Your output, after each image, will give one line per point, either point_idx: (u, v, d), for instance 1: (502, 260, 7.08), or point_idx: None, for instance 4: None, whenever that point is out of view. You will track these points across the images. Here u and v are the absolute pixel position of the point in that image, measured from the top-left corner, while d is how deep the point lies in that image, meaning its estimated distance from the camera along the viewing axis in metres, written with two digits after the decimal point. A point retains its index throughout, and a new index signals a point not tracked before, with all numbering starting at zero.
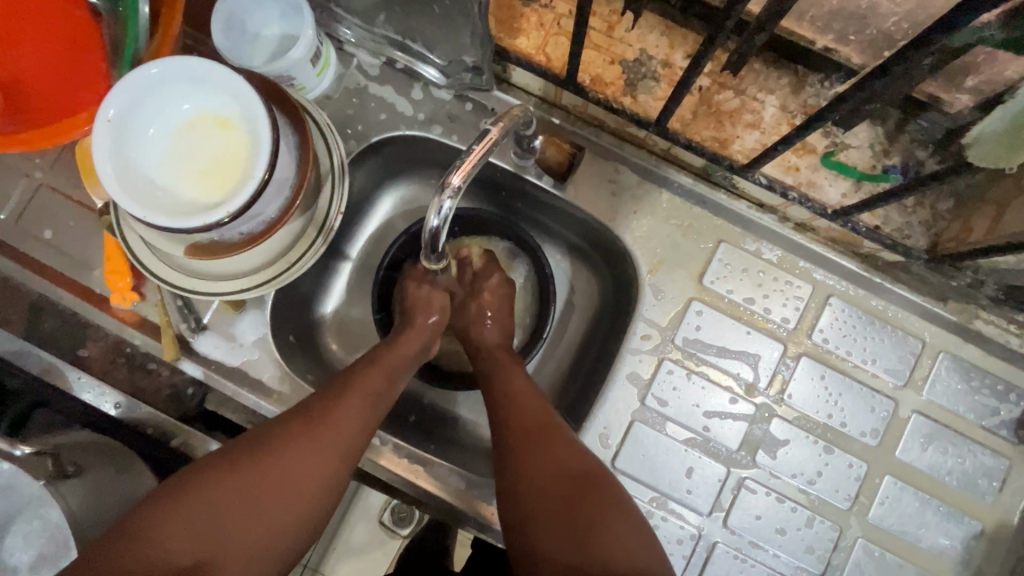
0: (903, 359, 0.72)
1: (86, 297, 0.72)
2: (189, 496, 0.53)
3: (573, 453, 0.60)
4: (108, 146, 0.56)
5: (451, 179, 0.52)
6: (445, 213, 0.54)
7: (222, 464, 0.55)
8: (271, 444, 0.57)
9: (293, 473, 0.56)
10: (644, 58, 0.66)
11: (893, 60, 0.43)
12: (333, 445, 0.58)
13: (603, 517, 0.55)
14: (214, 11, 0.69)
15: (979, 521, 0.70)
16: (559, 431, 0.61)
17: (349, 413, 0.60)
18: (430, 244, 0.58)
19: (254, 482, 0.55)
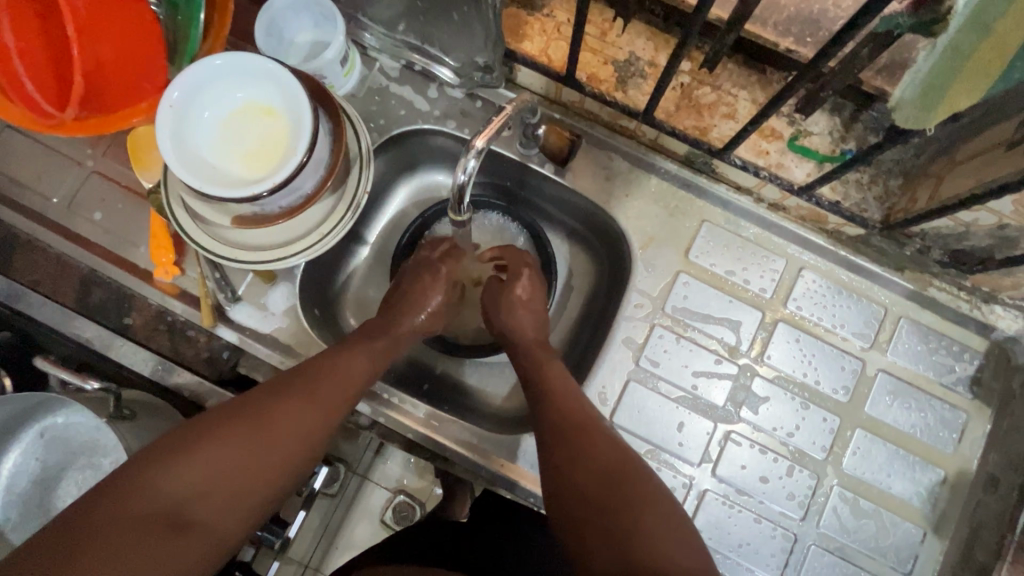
0: (868, 323, 0.80)
1: (130, 271, 0.79)
2: (199, 453, 0.53)
3: (610, 450, 0.60)
4: (170, 126, 0.65)
5: (475, 143, 0.62)
6: (470, 171, 0.63)
7: (227, 422, 0.56)
8: (273, 405, 0.59)
9: (295, 429, 0.59)
10: (632, 59, 0.77)
11: (829, 44, 0.53)
12: (328, 409, 0.63)
13: (644, 514, 0.53)
14: (258, 19, 0.79)
15: (942, 469, 0.77)
16: (604, 435, 0.62)
17: (345, 381, 0.65)
18: (456, 200, 0.67)
19: (257, 440, 0.56)
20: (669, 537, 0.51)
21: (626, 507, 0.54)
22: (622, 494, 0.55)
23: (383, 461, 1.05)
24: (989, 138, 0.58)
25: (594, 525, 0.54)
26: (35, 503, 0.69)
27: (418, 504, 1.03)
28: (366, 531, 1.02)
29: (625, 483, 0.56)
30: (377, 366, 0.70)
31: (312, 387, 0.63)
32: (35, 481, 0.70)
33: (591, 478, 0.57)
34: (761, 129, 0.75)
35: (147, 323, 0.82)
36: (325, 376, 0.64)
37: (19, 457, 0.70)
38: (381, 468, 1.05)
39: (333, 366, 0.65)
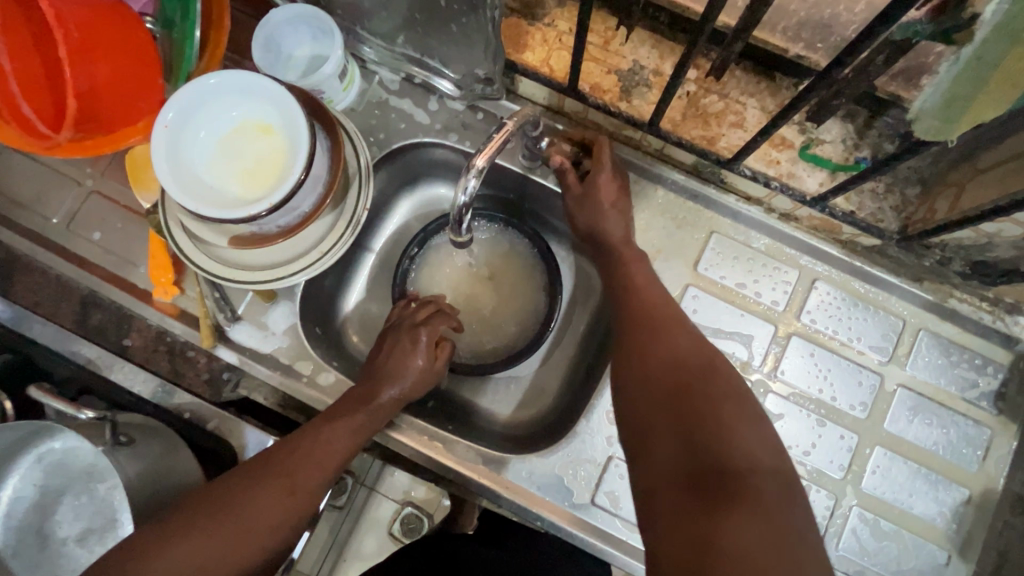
0: (886, 336, 0.77)
1: (130, 291, 0.79)
2: (170, 548, 0.55)
3: (677, 338, 0.63)
4: (165, 146, 0.63)
5: (475, 161, 0.60)
6: (471, 191, 0.61)
7: (216, 509, 0.59)
8: (247, 494, 0.61)
9: (277, 513, 0.61)
10: (637, 68, 0.75)
11: (844, 51, 0.50)
12: (302, 493, 0.63)
13: (719, 411, 0.54)
14: (254, 35, 0.78)
15: (967, 488, 0.74)
16: (674, 326, 0.65)
17: (320, 464, 0.65)
18: (456, 220, 0.65)
19: (226, 532, 0.58)
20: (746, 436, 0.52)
21: (698, 398, 0.55)
22: (698, 388, 0.56)
23: (391, 471, 1.00)
24: (1013, 146, 0.56)
25: (662, 419, 0.55)
26: (34, 530, 0.69)
27: (427, 516, 0.98)
28: (374, 543, 0.98)
29: (698, 374, 0.58)
30: (360, 438, 0.69)
31: (288, 473, 0.63)
32: (35, 506, 0.69)
33: (660, 367, 0.60)
34: (772, 138, 0.72)
35: (148, 343, 0.81)
36: (309, 455, 0.65)
37: (16, 485, 0.69)
38: (389, 480, 0.99)
39: (317, 442, 0.66)
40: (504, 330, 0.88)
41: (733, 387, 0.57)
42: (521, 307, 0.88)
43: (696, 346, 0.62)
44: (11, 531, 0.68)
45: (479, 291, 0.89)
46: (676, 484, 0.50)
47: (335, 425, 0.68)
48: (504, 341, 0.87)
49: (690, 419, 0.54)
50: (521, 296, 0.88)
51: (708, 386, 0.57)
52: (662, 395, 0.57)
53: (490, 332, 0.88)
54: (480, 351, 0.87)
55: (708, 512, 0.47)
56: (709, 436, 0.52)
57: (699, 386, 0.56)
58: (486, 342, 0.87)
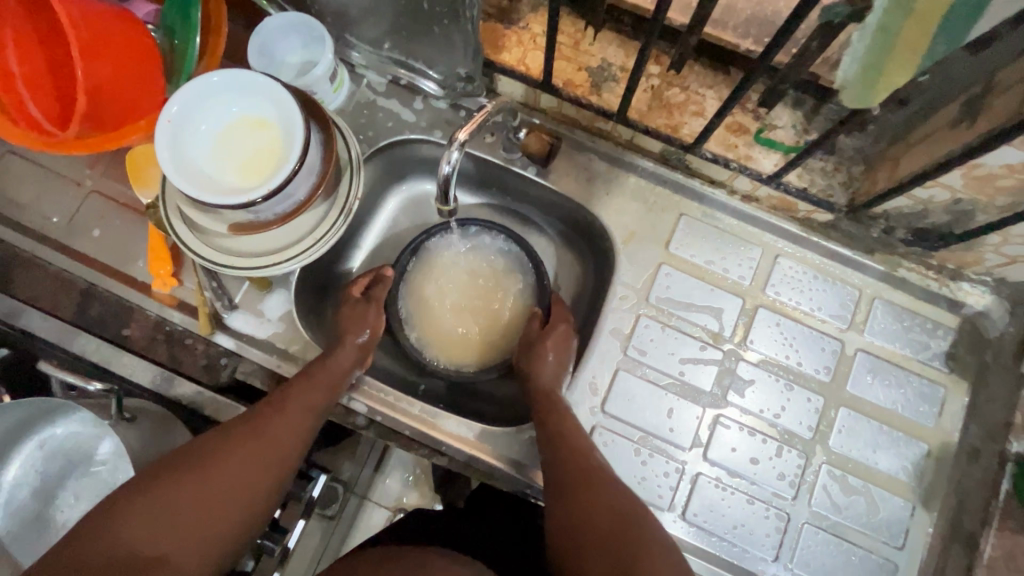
0: (844, 305, 0.83)
1: (129, 284, 0.82)
2: (145, 500, 0.59)
3: (603, 494, 0.65)
4: (167, 138, 0.68)
5: (458, 134, 0.67)
6: (454, 162, 0.67)
7: (184, 470, 0.63)
8: (216, 451, 0.65)
9: (245, 471, 0.65)
10: (605, 65, 0.82)
11: (788, 21, 0.57)
12: (271, 446, 0.68)
13: (643, 559, 0.59)
14: (250, 42, 0.84)
15: (926, 443, 0.79)
16: (602, 474, 0.67)
17: (285, 420, 0.70)
18: (442, 191, 0.70)
19: (197, 484, 0.62)
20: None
21: (628, 549, 0.60)
22: (625, 542, 0.60)
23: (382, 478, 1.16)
24: (939, 120, 0.63)
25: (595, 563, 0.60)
26: (33, 515, 0.69)
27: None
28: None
29: (624, 542, 0.60)
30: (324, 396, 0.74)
31: (255, 429, 0.68)
32: (34, 493, 0.71)
33: (588, 529, 0.63)
34: (729, 125, 0.79)
35: (146, 332, 0.80)
36: (274, 418, 0.70)
37: (17, 470, 0.70)
38: (380, 486, 1.16)
39: (282, 407, 0.71)
40: (496, 329, 0.90)
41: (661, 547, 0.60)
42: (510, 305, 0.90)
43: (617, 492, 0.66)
44: (10, 517, 0.69)
45: (471, 293, 0.90)
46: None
47: (298, 392, 0.73)
48: (498, 341, 0.89)
49: None
50: (511, 297, 0.90)
51: (634, 540, 0.61)
52: (593, 549, 0.61)
53: (482, 333, 0.89)
54: (474, 352, 0.89)
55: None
56: None
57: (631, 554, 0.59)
58: (480, 343, 0.89)
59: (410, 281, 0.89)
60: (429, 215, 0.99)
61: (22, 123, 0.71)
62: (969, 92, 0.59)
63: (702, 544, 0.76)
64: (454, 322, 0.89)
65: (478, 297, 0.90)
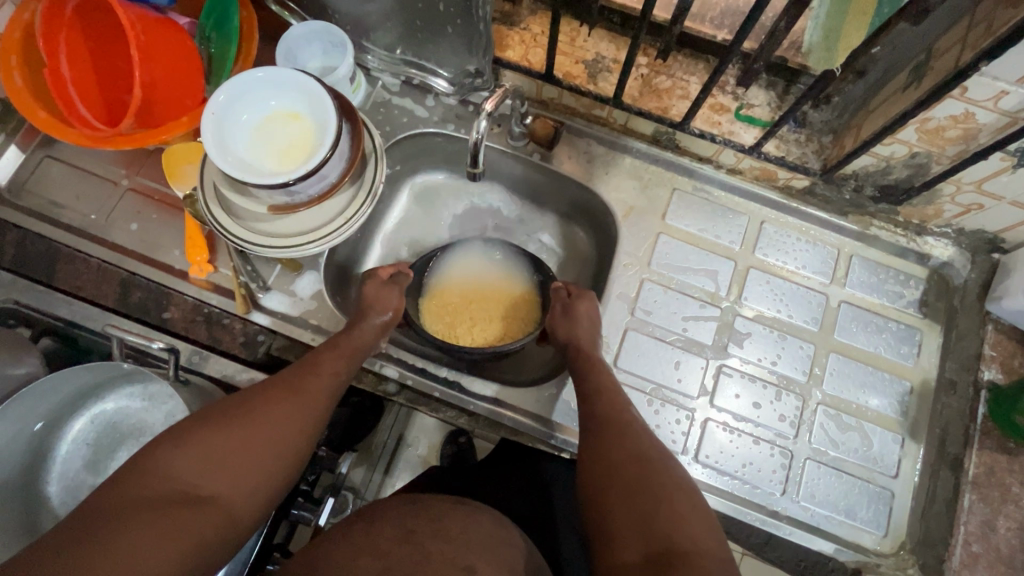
0: (825, 262, 0.92)
1: (167, 272, 0.87)
2: (192, 442, 0.59)
3: (630, 437, 0.68)
4: (212, 128, 0.75)
5: (484, 106, 0.75)
6: (482, 130, 0.75)
7: (225, 418, 0.62)
8: (257, 403, 0.65)
9: (284, 421, 0.65)
10: (599, 58, 0.91)
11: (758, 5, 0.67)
12: (310, 398, 0.69)
13: (670, 501, 0.60)
14: (277, 48, 0.92)
15: (908, 381, 0.88)
16: (635, 429, 0.69)
17: (320, 378, 0.71)
18: (472, 154, 0.77)
19: (243, 431, 0.62)
20: (692, 527, 0.58)
21: (653, 488, 0.62)
22: (651, 481, 0.62)
23: (392, 480, 1.17)
24: (890, 88, 0.75)
25: (619, 498, 0.62)
26: (87, 486, 0.74)
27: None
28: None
29: (647, 481, 0.63)
30: (354, 359, 0.76)
31: (292, 386, 0.69)
32: (86, 465, 0.74)
33: (614, 467, 0.65)
34: (711, 105, 0.89)
35: (185, 315, 0.85)
36: (307, 377, 0.71)
37: (71, 444, 0.74)
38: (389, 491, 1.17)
39: (312, 367, 0.72)
40: (512, 320, 0.94)
41: (680, 486, 0.63)
42: (521, 301, 0.95)
43: (646, 440, 0.68)
44: (66, 488, 0.73)
45: (487, 287, 0.96)
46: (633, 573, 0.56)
47: (327, 355, 0.74)
48: (514, 331, 0.93)
49: (643, 518, 0.59)
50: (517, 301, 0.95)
51: (660, 480, 0.63)
52: (619, 487, 0.63)
53: (494, 330, 0.93)
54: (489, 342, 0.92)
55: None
56: (662, 522, 0.58)
57: (653, 493, 0.61)
58: (488, 335, 0.93)
59: (434, 275, 0.97)
60: (439, 204, 1.07)
61: (76, 124, 0.77)
62: (914, 60, 0.71)
63: (715, 483, 0.82)
64: (469, 320, 0.94)
65: (490, 301, 0.95)
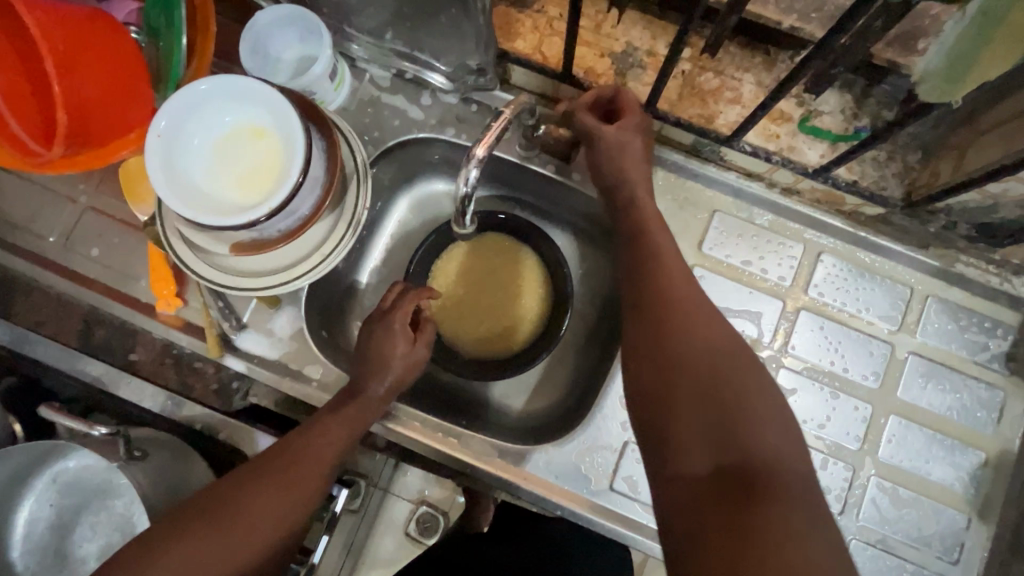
0: (895, 305, 0.77)
1: (131, 306, 0.77)
2: (170, 550, 0.56)
3: (693, 335, 0.60)
4: (159, 153, 0.63)
5: (476, 151, 0.60)
6: (473, 181, 0.61)
7: (205, 522, 0.58)
8: (240, 499, 0.60)
9: (268, 522, 0.60)
10: (630, 50, 0.74)
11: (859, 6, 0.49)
12: (301, 489, 0.63)
13: (742, 401, 0.55)
14: (241, 40, 0.77)
15: (983, 452, 0.74)
16: (708, 323, 0.62)
17: (315, 460, 0.65)
18: (459, 210, 0.63)
19: (223, 538, 0.58)
20: (771, 439, 0.53)
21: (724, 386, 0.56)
22: (725, 379, 0.57)
23: (403, 472, 1.09)
24: (1015, 105, 0.57)
25: (686, 397, 0.57)
26: (51, 551, 0.68)
27: (443, 513, 1.07)
28: (391, 545, 1.07)
29: (716, 385, 0.57)
30: (355, 433, 0.68)
31: (280, 476, 0.63)
32: (51, 527, 0.69)
33: (686, 359, 0.59)
34: (770, 112, 0.72)
35: (153, 357, 0.79)
36: (297, 464, 0.64)
37: (34, 506, 0.68)
38: (401, 480, 1.09)
39: (305, 450, 0.65)
40: (523, 309, 0.84)
41: (759, 396, 0.56)
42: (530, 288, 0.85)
43: (714, 342, 0.60)
44: (29, 552, 0.68)
45: (490, 273, 0.85)
46: (700, 489, 0.52)
47: (323, 431, 0.66)
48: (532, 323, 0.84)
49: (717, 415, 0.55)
50: (526, 290, 0.85)
51: (738, 381, 0.57)
52: (685, 379, 0.58)
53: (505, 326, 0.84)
54: (508, 339, 0.84)
55: (739, 511, 0.49)
56: (743, 434, 0.53)
57: (723, 404, 0.55)
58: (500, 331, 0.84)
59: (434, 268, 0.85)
60: (441, 214, 0.94)
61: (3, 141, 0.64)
62: None
63: None
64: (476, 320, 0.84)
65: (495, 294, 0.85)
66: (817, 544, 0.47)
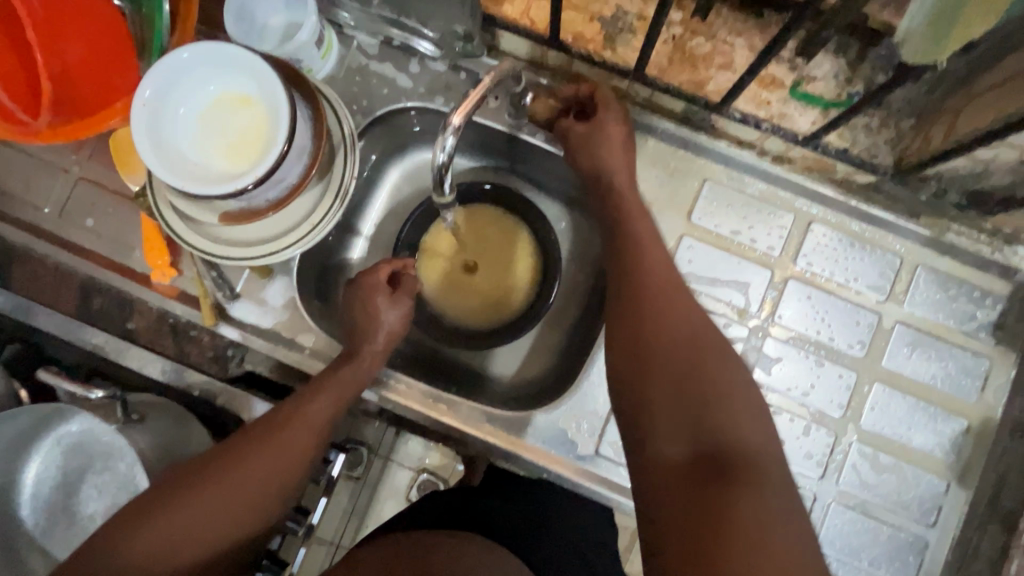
0: (883, 275, 0.77)
1: (128, 276, 0.79)
2: (169, 515, 0.59)
3: (669, 328, 0.62)
4: (145, 123, 0.63)
5: (452, 119, 0.59)
6: (449, 149, 0.60)
7: (198, 484, 0.61)
8: (235, 461, 0.63)
9: (261, 483, 0.63)
10: (620, 14, 0.73)
11: None
12: (293, 449, 0.65)
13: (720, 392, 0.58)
14: (225, 5, 0.76)
15: (966, 419, 0.75)
16: (686, 308, 0.63)
17: (309, 425, 0.67)
18: (437, 180, 0.63)
19: (219, 497, 0.61)
20: (746, 427, 0.57)
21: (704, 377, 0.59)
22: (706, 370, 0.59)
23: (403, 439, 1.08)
24: (1009, 67, 0.55)
25: (666, 390, 0.59)
26: (60, 508, 0.71)
27: (443, 481, 1.05)
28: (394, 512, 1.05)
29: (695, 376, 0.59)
30: (347, 399, 0.70)
31: (273, 439, 0.65)
32: (59, 486, 0.71)
33: (664, 351, 0.61)
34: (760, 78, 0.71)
35: (151, 325, 0.81)
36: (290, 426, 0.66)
37: (40, 466, 0.71)
38: (402, 448, 1.07)
39: (299, 413, 0.67)
40: (515, 278, 0.85)
41: (735, 385, 0.59)
42: (521, 258, 0.85)
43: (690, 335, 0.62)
44: (39, 510, 0.71)
45: (483, 241, 0.86)
46: (680, 474, 0.55)
47: (313, 401, 0.68)
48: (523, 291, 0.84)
49: (695, 405, 0.57)
50: (518, 258, 0.85)
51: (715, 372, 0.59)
52: (666, 372, 0.60)
53: (497, 295, 0.85)
54: (500, 307, 0.84)
55: (717, 495, 0.53)
56: (714, 423, 0.57)
57: (702, 396, 0.58)
58: (491, 300, 0.85)
59: (427, 236, 0.85)
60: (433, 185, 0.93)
61: None
62: None
63: None
64: (469, 290, 0.85)
65: (487, 262, 0.85)
66: (784, 528, 0.51)
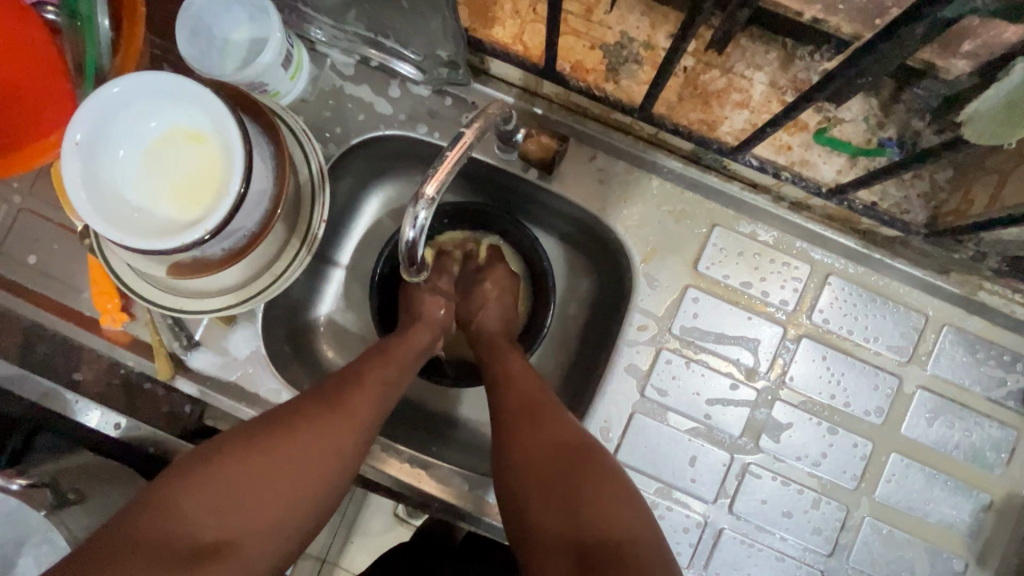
0: (906, 335, 0.70)
1: (74, 321, 0.72)
2: (200, 491, 0.50)
3: (550, 441, 0.56)
4: (79, 167, 0.55)
5: (425, 190, 0.52)
6: (421, 224, 0.54)
7: (253, 443, 0.53)
8: (297, 420, 0.55)
9: (323, 449, 0.55)
10: (625, 41, 0.64)
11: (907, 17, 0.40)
12: (356, 408, 0.58)
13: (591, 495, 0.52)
14: (177, 20, 0.66)
15: (988, 494, 0.69)
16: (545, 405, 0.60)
17: (354, 410, 0.58)
18: (407, 256, 0.57)
19: (278, 460, 0.53)
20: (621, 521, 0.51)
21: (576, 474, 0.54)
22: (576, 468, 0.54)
23: None
24: None
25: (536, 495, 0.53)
26: None
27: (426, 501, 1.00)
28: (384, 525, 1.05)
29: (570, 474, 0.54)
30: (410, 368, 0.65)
31: (335, 397, 0.58)
32: None
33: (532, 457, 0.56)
34: None
35: (100, 376, 0.73)
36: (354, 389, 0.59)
37: None
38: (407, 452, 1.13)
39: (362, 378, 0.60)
40: None
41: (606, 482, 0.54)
42: None
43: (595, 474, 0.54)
44: None
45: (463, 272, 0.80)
46: None
47: (378, 365, 0.62)
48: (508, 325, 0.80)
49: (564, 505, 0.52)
50: None
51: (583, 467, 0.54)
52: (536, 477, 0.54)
53: None
54: None
55: None
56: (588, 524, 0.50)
57: (577, 497, 0.52)
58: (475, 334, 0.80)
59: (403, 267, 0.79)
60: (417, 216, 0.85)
61: None
62: None
63: None
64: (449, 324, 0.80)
65: None
66: None
